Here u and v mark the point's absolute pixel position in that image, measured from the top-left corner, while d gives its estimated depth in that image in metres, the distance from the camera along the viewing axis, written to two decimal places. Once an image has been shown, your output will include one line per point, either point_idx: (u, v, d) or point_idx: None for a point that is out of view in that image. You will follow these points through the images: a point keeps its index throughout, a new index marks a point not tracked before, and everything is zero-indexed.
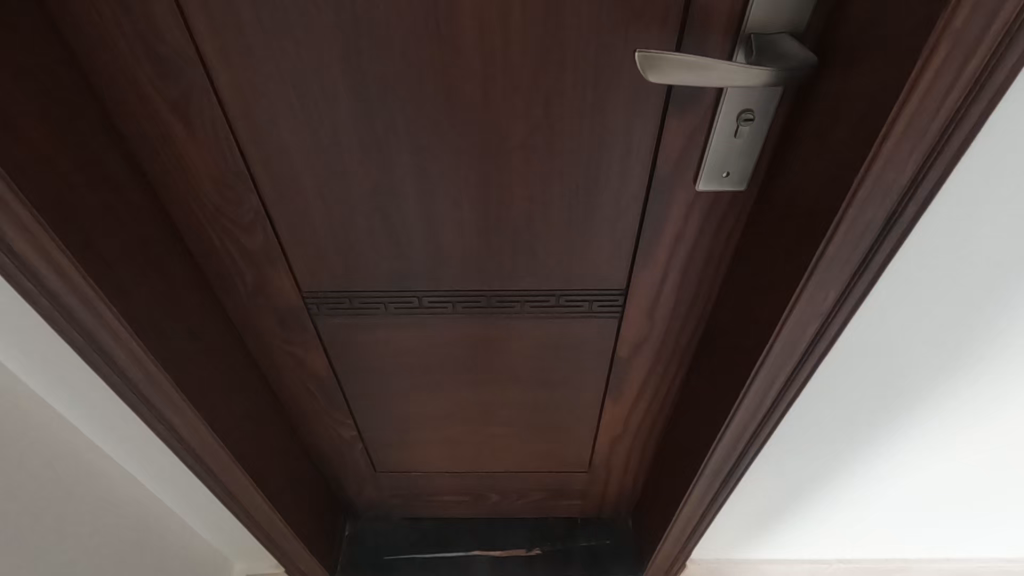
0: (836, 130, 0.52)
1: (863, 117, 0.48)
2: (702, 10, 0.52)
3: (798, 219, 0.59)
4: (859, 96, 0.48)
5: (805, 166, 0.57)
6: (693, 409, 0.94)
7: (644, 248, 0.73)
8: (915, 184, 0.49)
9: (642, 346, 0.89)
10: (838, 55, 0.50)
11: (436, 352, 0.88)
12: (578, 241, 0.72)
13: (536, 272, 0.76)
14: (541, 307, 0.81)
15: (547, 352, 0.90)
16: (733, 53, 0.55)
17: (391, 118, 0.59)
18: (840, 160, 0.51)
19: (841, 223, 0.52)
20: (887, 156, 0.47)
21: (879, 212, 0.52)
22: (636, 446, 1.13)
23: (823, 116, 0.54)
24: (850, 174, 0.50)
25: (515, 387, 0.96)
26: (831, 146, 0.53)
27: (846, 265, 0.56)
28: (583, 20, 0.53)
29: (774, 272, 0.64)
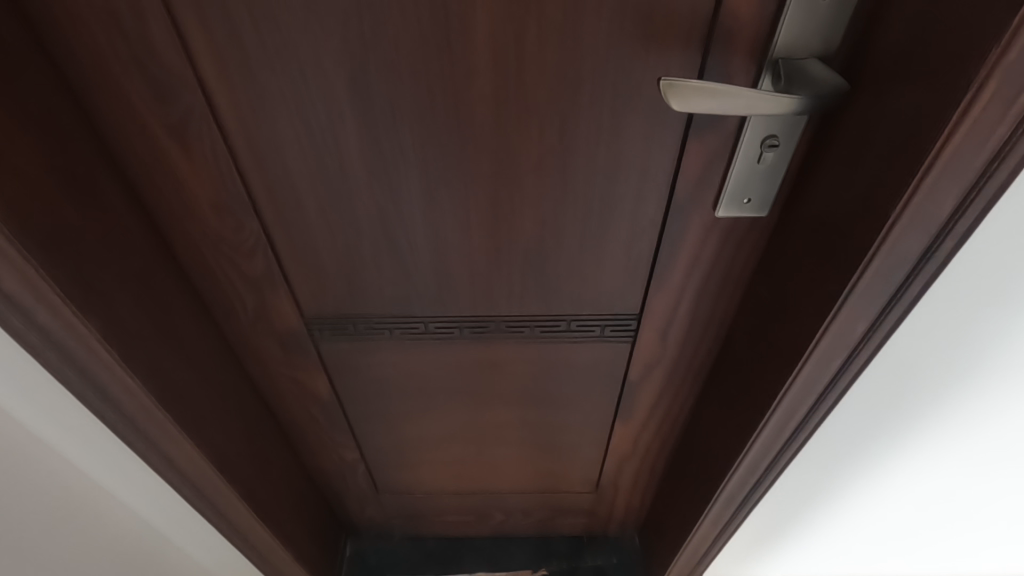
0: (866, 161, 0.49)
1: (899, 148, 0.46)
2: (727, 32, 0.49)
3: (822, 250, 0.57)
4: (894, 126, 0.46)
5: (831, 196, 0.55)
6: (705, 432, 0.92)
7: (659, 273, 0.71)
8: (949, 224, 0.47)
9: (653, 369, 0.86)
10: (872, 82, 0.48)
11: (442, 375, 0.86)
12: (591, 266, 0.70)
13: (547, 296, 0.73)
14: (551, 331, 0.78)
15: (556, 375, 0.87)
16: (758, 78, 0.52)
17: (399, 142, 0.56)
18: (872, 192, 0.49)
19: (873, 259, 0.50)
20: (925, 195, 0.45)
21: (912, 250, 0.49)
22: (644, 466, 1.10)
23: (852, 145, 0.51)
24: (884, 209, 0.48)
25: (522, 410, 0.94)
26: (860, 180, 0.50)
27: (875, 300, 0.54)
28: (601, 42, 0.50)
29: (797, 301, 0.62)
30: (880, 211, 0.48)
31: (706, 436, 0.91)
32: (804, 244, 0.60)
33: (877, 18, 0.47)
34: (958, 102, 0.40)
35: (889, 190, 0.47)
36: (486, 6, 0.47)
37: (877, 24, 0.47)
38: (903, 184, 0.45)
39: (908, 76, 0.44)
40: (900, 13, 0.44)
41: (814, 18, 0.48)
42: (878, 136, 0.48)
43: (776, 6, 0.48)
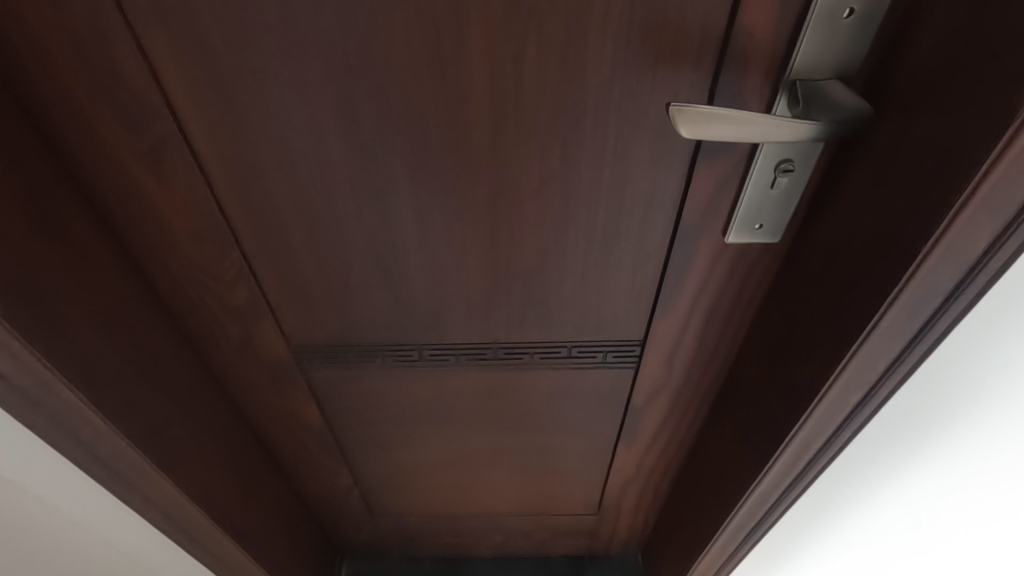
0: (892, 191, 0.46)
1: (931, 181, 0.42)
2: (740, 52, 0.46)
3: (840, 282, 0.53)
4: (926, 155, 0.42)
5: (850, 225, 0.51)
6: (712, 458, 0.88)
7: (665, 299, 0.67)
8: (981, 261, 0.43)
9: (658, 394, 0.83)
10: (900, 104, 0.44)
11: (438, 402, 0.82)
12: (593, 292, 0.66)
13: (547, 322, 0.70)
14: (552, 357, 0.75)
15: (557, 400, 0.83)
16: (773, 100, 0.49)
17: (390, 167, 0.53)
18: (899, 225, 0.45)
19: (900, 296, 0.47)
20: (961, 231, 0.42)
21: (941, 288, 0.46)
22: (648, 489, 1.07)
23: (876, 173, 0.48)
24: (913, 243, 0.44)
25: (521, 435, 0.90)
26: (885, 211, 0.47)
27: (899, 337, 0.51)
28: (604, 63, 0.46)
29: (813, 332, 0.59)
30: (908, 247, 0.45)
31: (713, 462, 0.88)
32: (819, 273, 0.56)
33: (905, 35, 0.43)
34: (999, 135, 0.37)
35: (918, 225, 0.43)
36: (480, 24, 0.44)
37: (906, 44, 0.43)
38: (935, 220, 0.42)
39: (943, 100, 0.41)
40: (935, 30, 0.41)
41: (833, 38, 0.44)
42: (907, 165, 0.44)
43: (794, 25, 0.44)
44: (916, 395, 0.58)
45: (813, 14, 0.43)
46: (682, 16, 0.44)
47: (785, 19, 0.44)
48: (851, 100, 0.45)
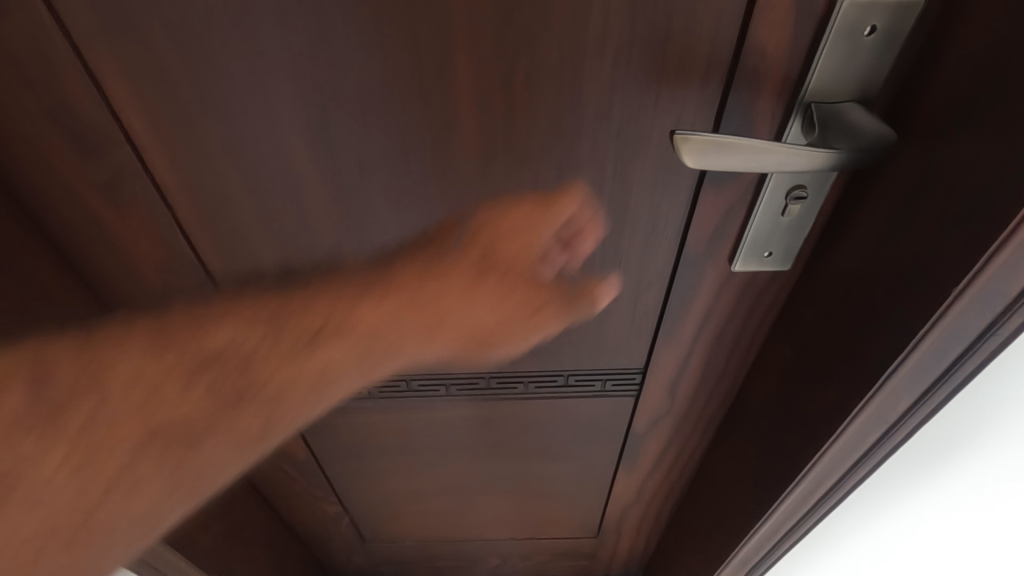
0: (917, 223, 0.42)
1: (963, 217, 0.38)
2: (749, 72, 0.42)
3: (855, 315, 0.50)
4: (953, 188, 0.39)
5: (868, 256, 0.48)
6: (716, 485, 0.85)
7: (668, 328, 0.63)
8: (1013, 305, 0.40)
9: (660, 422, 0.79)
10: (923, 130, 0.41)
11: (429, 431, 0.78)
12: (591, 322, 0.63)
13: (542, 352, 0.66)
14: (547, 387, 0.71)
15: (553, 429, 0.80)
16: (786, 125, 0.45)
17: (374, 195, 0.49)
18: (927, 261, 0.42)
19: (927, 336, 0.43)
20: (996, 273, 0.38)
21: (969, 330, 0.42)
22: (650, 512, 1.03)
23: (897, 202, 0.44)
24: (942, 283, 0.40)
25: (516, 463, 0.86)
26: (908, 244, 0.43)
27: (922, 377, 0.47)
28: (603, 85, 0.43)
29: (826, 366, 0.55)
30: (937, 286, 0.41)
31: (716, 490, 0.84)
32: (832, 305, 0.53)
33: (929, 53, 0.39)
34: None
35: (948, 263, 0.40)
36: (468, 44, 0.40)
37: (930, 65, 0.39)
38: (968, 259, 0.38)
39: (974, 127, 0.37)
40: (961, 49, 0.37)
41: (853, 56, 0.41)
42: (933, 197, 0.41)
43: (809, 43, 0.41)
44: (936, 435, 0.54)
45: (832, 30, 0.40)
46: (687, 33, 0.40)
47: (799, 36, 0.40)
48: (872, 126, 0.41)
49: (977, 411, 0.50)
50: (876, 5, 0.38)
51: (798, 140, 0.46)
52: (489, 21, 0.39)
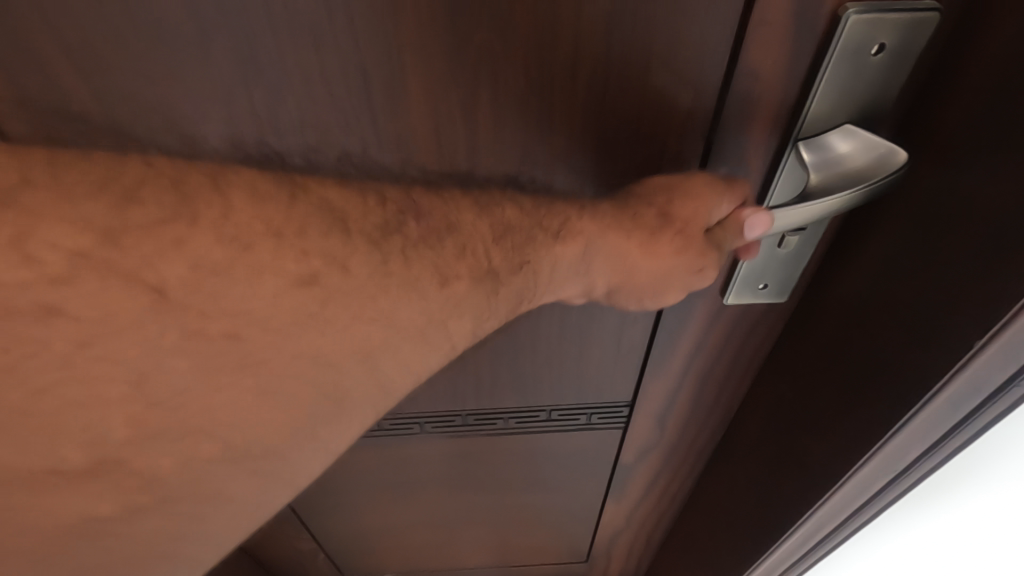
0: (946, 247, 0.35)
1: (997, 249, 0.31)
2: (741, 103, 0.35)
3: (868, 350, 0.43)
4: (967, 239, 0.33)
5: (867, 301, 0.43)
6: (707, 514, 0.80)
7: (656, 362, 0.58)
8: (996, 399, 0.35)
9: (647, 453, 0.74)
10: (938, 168, 0.35)
11: (403, 468, 0.73)
12: (574, 358, 0.57)
13: (522, 389, 0.61)
14: (527, 424, 0.66)
15: (536, 462, 0.74)
16: (773, 173, 0.39)
17: (335, 153, 0.35)
18: (954, 296, 0.34)
19: (917, 416, 0.39)
20: (982, 370, 0.33)
21: (954, 418, 0.37)
22: (642, 537, 0.98)
23: (900, 244, 0.39)
24: (968, 328, 0.33)
25: (496, 496, 0.82)
26: (933, 272, 0.36)
27: (938, 431, 0.39)
28: (587, 120, 0.36)
29: (832, 398, 0.48)
30: (933, 363, 0.36)
31: (708, 524, 0.79)
32: (833, 349, 0.48)
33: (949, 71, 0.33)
34: None
35: (945, 341, 0.35)
36: (417, 73, 0.32)
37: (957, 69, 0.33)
38: (960, 343, 0.34)
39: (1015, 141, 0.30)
40: (988, 78, 0.31)
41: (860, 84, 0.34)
42: (938, 251, 0.36)
43: (811, 72, 0.33)
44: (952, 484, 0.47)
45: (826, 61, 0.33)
46: (686, 58, 0.33)
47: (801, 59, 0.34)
48: (865, 155, 0.35)
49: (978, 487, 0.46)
50: (892, 20, 0.31)
51: (791, 186, 0.39)
52: (435, 50, 0.31)
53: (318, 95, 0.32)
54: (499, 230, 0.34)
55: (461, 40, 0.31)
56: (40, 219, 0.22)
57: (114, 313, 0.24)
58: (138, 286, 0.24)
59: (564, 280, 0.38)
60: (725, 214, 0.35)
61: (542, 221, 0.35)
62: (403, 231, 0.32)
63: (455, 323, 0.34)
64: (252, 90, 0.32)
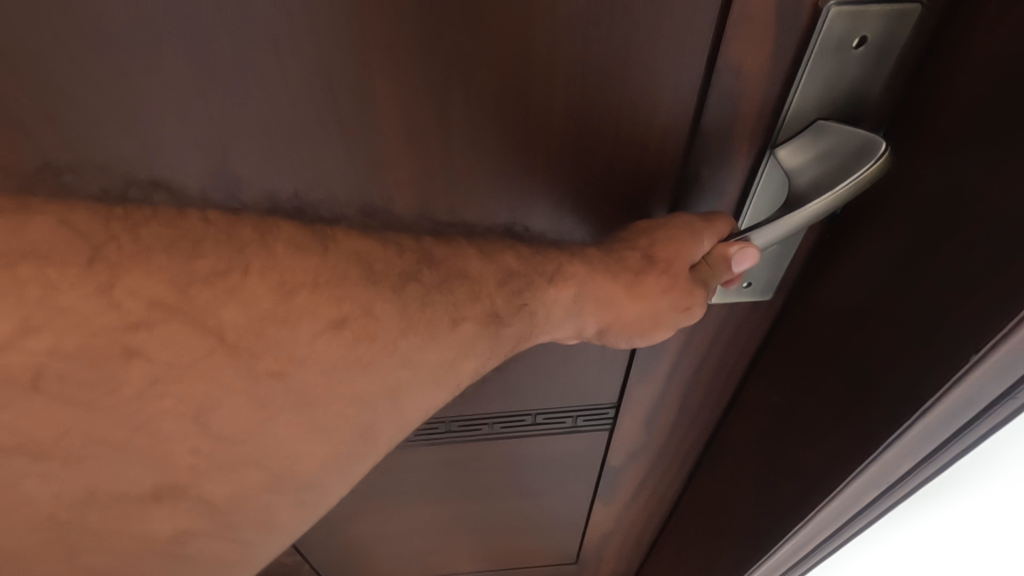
0: (931, 267, 0.23)
1: (988, 274, 0.20)
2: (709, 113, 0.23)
3: (816, 399, 0.32)
4: (963, 253, 0.21)
5: (820, 296, 0.31)
6: (693, 532, 0.74)
7: (643, 363, 0.52)
8: (983, 417, 0.23)
9: (631, 458, 0.67)
10: (925, 121, 0.23)
11: (378, 486, 0.66)
12: (560, 365, 0.50)
13: (506, 396, 0.53)
14: (508, 431, 0.59)
15: (519, 472, 0.68)
16: (746, 194, 0.27)
17: (242, 163, 0.22)
18: (921, 338, 0.24)
19: (924, 423, 0.24)
20: (971, 386, 0.22)
21: (923, 444, 0.26)
22: (629, 552, 0.95)
23: (826, 232, 0.30)
24: (920, 386, 0.24)
25: (478, 501, 0.72)
26: (911, 305, 0.24)
27: (844, 505, 0.32)
28: (539, 130, 0.23)
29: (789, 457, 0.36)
30: (924, 371, 0.24)
31: (689, 523, 0.74)
32: (786, 350, 0.35)
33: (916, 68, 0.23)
34: None
35: (949, 340, 0.22)
36: (304, 87, 0.20)
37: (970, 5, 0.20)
38: (942, 353, 0.22)
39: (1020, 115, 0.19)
40: (972, 44, 0.20)
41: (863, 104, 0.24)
42: (927, 270, 0.23)
43: (782, 82, 0.23)
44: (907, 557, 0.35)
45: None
46: (655, 51, 0.21)
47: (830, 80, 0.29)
48: (815, 168, 0.24)
49: (942, 511, 0.30)
50: (873, 11, 0.21)
51: (769, 206, 0.27)
52: (411, 73, 0.20)
53: (226, 106, 0.20)
54: (505, 275, 0.23)
55: (354, 66, 0.20)
56: (99, 225, 0.16)
57: (183, 361, 0.17)
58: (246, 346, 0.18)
59: (562, 320, 0.26)
60: (717, 246, 0.24)
61: (537, 269, 0.24)
62: (424, 274, 0.22)
63: (463, 366, 0.23)
64: (108, 65, 0.19)
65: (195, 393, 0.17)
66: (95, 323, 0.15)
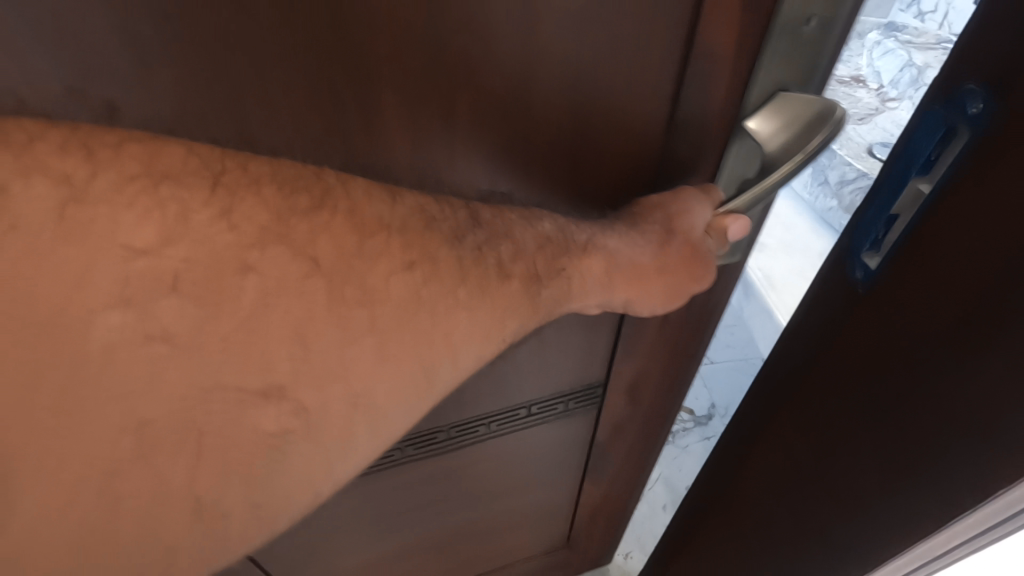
0: (924, 388, 0.22)
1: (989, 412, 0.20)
2: (703, 121, 0.25)
3: (803, 488, 0.32)
4: (960, 388, 0.21)
5: (838, 371, 0.27)
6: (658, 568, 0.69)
7: (630, 336, 0.39)
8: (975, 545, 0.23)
9: (609, 456, 0.55)
10: (988, 196, 0.19)
11: (325, 537, 0.48)
12: (555, 335, 0.36)
13: (489, 386, 0.39)
14: (474, 437, 0.45)
15: (498, 490, 0.54)
16: (719, 162, 0.27)
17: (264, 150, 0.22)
18: (914, 456, 0.23)
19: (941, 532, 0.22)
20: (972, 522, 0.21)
21: (919, 559, 0.25)
22: None
23: (840, 302, 0.26)
24: (917, 509, 0.23)
25: (427, 536, 0.56)
26: (903, 418, 0.23)
27: None
28: (536, 123, 0.24)
29: (780, 538, 0.35)
30: (968, 478, 0.20)
31: (667, 544, 0.64)
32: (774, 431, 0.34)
33: (969, 126, 0.19)
34: None
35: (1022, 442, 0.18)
36: (314, 88, 0.21)
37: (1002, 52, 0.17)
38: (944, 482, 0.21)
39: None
40: None
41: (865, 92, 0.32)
42: (918, 392, 0.22)
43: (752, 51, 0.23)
44: None
45: None
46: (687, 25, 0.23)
47: None
48: (781, 136, 0.24)
49: None
50: None
51: (741, 173, 0.27)
52: (413, 76, 0.21)
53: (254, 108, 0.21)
54: (543, 242, 0.26)
55: (363, 70, 0.21)
56: (207, 156, 0.18)
57: (287, 283, 0.18)
58: (332, 274, 0.19)
59: (596, 291, 0.28)
60: (714, 218, 0.27)
61: (570, 239, 0.26)
62: (473, 234, 0.24)
63: (508, 325, 0.25)
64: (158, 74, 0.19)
65: (290, 311, 0.18)
66: (217, 241, 0.17)
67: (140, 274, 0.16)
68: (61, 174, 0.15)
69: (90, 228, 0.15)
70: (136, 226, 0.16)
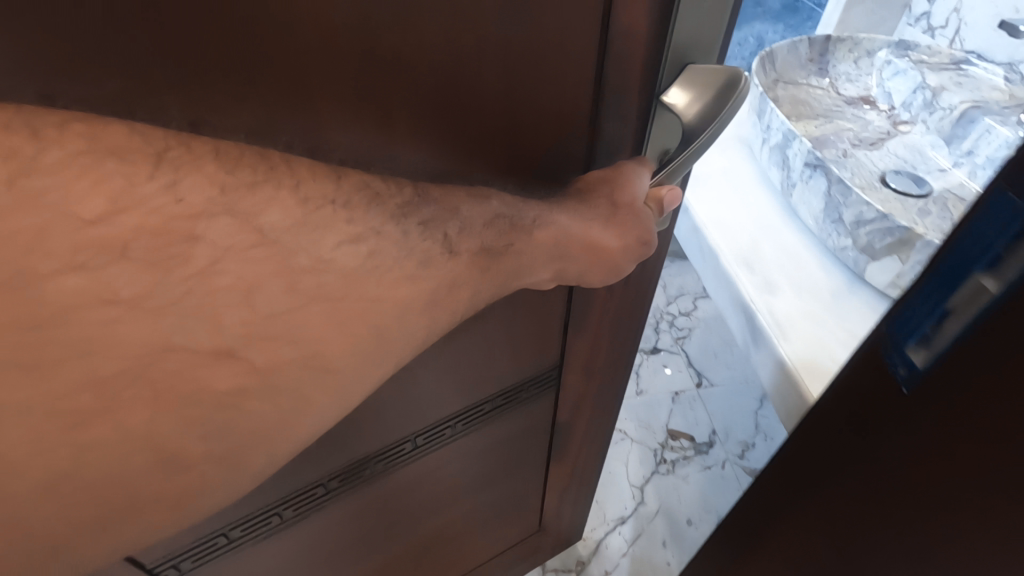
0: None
1: None
2: (625, 92, 0.27)
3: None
4: None
5: (893, 457, 0.25)
6: None
7: (578, 313, 0.40)
8: None
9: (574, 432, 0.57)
10: None
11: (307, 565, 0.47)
12: (512, 324, 0.37)
13: (456, 385, 0.39)
14: (438, 441, 0.44)
15: (472, 486, 0.54)
16: (642, 137, 0.29)
17: None
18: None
19: None
20: None
21: None
22: None
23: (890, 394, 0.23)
24: None
25: (392, 549, 0.54)
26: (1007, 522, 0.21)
27: None
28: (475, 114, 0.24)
29: None
30: None
31: None
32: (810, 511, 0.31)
33: None
34: None
35: None
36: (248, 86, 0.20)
37: None
38: None
39: None
40: None
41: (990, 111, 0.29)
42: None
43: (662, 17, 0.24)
44: None
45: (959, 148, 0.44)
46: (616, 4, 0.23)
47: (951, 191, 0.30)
48: (697, 104, 0.27)
49: None
50: None
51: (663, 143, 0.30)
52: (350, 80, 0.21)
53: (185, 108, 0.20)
54: (492, 217, 0.26)
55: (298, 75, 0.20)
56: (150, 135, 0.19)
57: (234, 249, 0.19)
58: (277, 241, 0.20)
59: (546, 261, 0.28)
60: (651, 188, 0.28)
61: (521, 213, 0.27)
62: (420, 208, 0.24)
63: (458, 296, 0.25)
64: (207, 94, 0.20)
65: (238, 273, 0.19)
66: (164, 211, 0.18)
67: (88, 241, 0.17)
68: (9, 149, 0.16)
69: (40, 198, 0.17)
70: (82, 195, 0.17)
